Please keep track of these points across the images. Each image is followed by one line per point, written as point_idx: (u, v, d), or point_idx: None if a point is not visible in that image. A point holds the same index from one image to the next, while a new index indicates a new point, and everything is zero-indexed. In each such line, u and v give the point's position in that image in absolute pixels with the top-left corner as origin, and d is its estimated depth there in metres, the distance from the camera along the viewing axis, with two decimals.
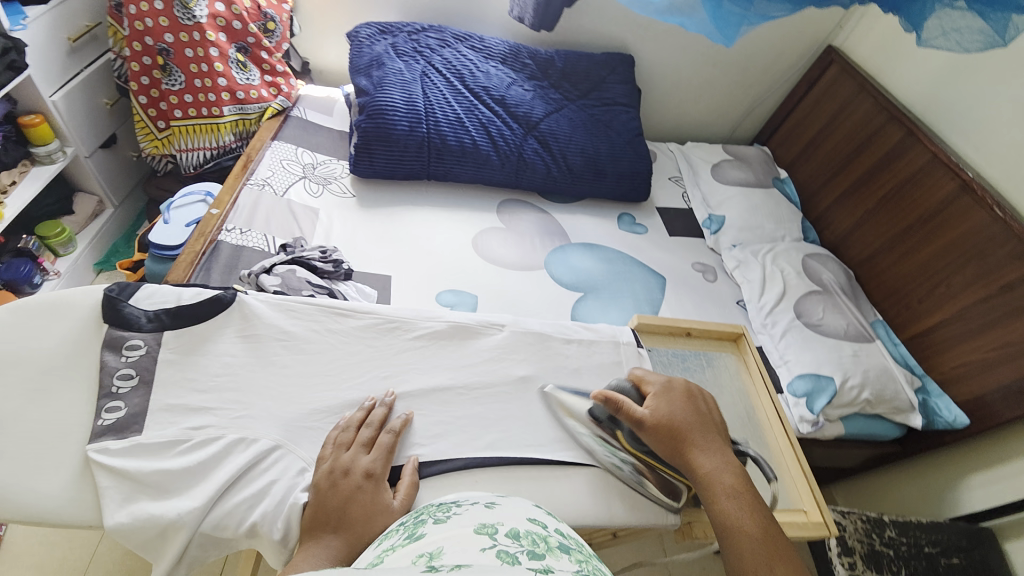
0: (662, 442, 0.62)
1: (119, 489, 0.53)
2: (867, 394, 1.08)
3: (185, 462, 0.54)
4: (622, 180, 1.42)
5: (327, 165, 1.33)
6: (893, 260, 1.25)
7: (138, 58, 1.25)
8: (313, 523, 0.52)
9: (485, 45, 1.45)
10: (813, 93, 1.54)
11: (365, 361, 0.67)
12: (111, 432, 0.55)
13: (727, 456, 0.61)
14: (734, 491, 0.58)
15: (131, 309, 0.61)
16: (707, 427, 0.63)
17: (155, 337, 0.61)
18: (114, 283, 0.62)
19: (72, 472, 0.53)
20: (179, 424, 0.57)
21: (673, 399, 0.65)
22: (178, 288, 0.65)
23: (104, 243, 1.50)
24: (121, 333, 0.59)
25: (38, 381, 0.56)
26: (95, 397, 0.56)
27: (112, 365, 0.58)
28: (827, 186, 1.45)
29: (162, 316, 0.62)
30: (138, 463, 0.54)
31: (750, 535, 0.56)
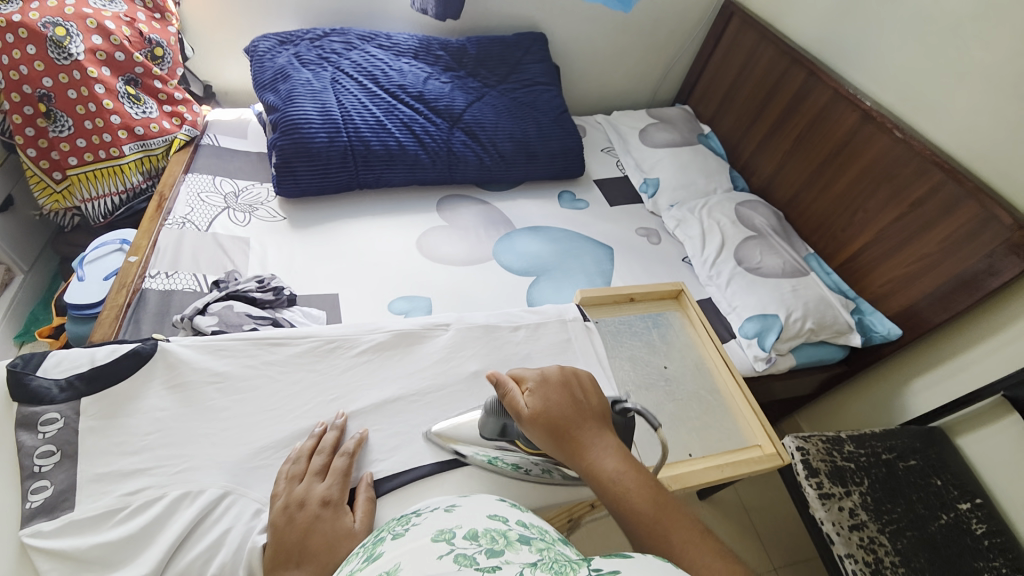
0: (545, 439, 0.57)
1: (60, 572, 0.49)
2: (810, 323, 1.15)
3: (126, 530, 0.51)
4: (555, 159, 1.43)
5: (250, 191, 1.26)
6: (815, 195, 1.32)
7: (18, 109, 1.14)
8: (275, 563, 0.50)
9: (393, 42, 1.41)
10: (720, 48, 1.60)
11: (310, 387, 0.65)
12: (41, 513, 0.51)
13: (610, 437, 0.57)
14: (619, 472, 0.54)
15: (37, 381, 0.56)
16: (586, 411, 0.59)
17: (72, 407, 0.56)
18: (18, 356, 0.57)
19: (7, 564, 0.48)
20: (114, 491, 0.53)
21: (549, 389, 0.60)
22: (91, 348, 0.61)
23: (20, 313, 1.37)
24: (33, 409, 0.55)
25: None
26: (17, 481, 0.52)
27: (30, 445, 0.53)
28: (748, 134, 1.51)
29: (76, 382, 0.57)
30: (74, 541, 0.50)
31: (641, 512, 0.51)
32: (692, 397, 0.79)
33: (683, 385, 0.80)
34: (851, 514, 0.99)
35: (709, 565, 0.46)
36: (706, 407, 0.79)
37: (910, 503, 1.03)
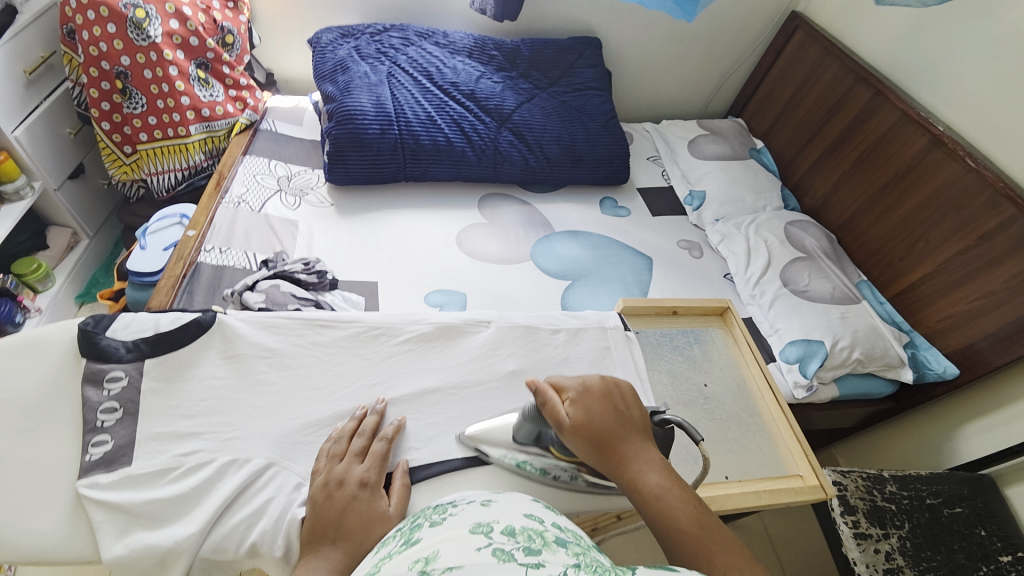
0: (586, 449, 0.57)
1: (114, 522, 0.52)
2: (857, 353, 1.09)
3: (176, 489, 0.54)
4: (600, 165, 1.42)
5: (302, 176, 1.31)
6: (872, 220, 1.26)
7: (96, 84, 1.22)
8: (310, 536, 0.52)
9: (449, 40, 1.44)
10: (781, 61, 1.55)
11: (353, 370, 0.66)
12: (100, 466, 0.54)
13: (653, 452, 0.57)
14: (662, 487, 0.54)
15: (107, 340, 0.60)
16: (629, 423, 0.59)
17: (136, 367, 0.60)
18: (89, 316, 0.61)
19: (65, 510, 0.52)
20: (168, 451, 0.56)
21: (593, 400, 0.59)
22: (156, 314, 0.64)
23: (83, 275, 1.47)
24: (100, 366, 0.58)
25: (21, 423, 0.54)
26: (81, 433, 0.55)
27: (95, 400, 0.57)
28: (803, 153, 1.45)
29: (141, 344, 0.61)
30: (130, 494, 0.53)
31: (685, 531, 0.51)
32: (732, 419, 0.77)
33: (723, 405, 0.78)
34: (887, 558, 0.94)
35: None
36: (746, 430, 0.76)
37: (951, 552, 0.96)
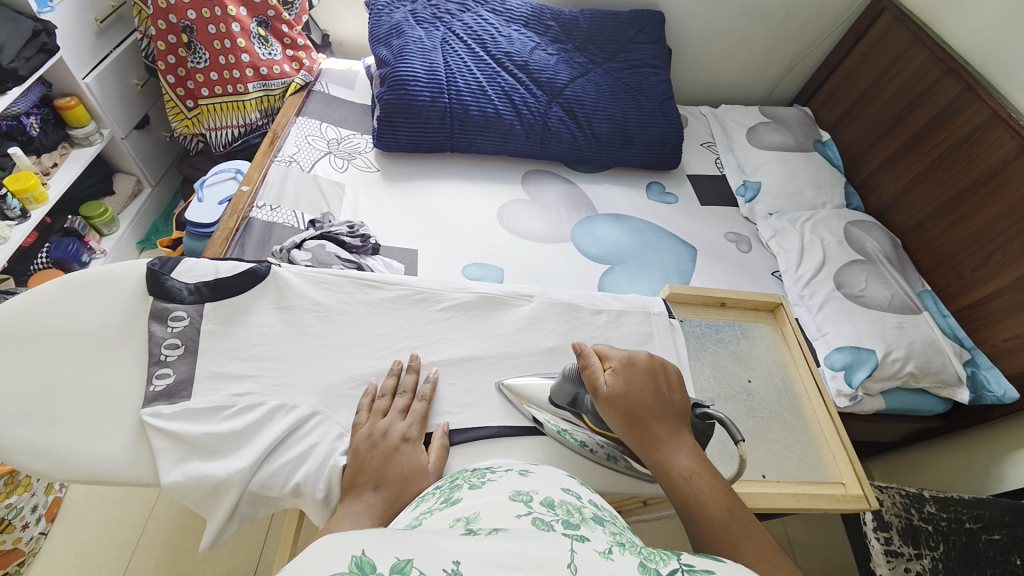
0: (620, 421, 0.56)
1: (173, 450, 0.56)
2: (911, 367, 1.03)
3: (231, 426, 0.57)
4: (651, 147, 1.36)
5: (351, 140, 1.33)
6: (945, 227, 1.16)
7: (164, 37, 1.25)
8: (352, 481, 0.54)
9: (506, 7, 1.40)
10: (862, 46, 1.43)
11: (396, 331, 0.68)
12: (162, 397, 0.58)
13: (687, 437, 0.56)
14: (692, 471, 0.53)
15: (172, 281, 0.63)
16: (667, 404, 0.57)
17: (197, 309, 0.63)
18: (156, 258, 0.64)
19: (129, 434, 0.56)
20: (223, 390, 0.59)
21: (634, 373, 0.58)
22: (216, 262, 0.67)
23: (144, 222, 1.55)
24: (165, 304, 0.62)
25: (92, 351, 0.58)
26: (146, 365, 0.59)
27: (159, 335, 0.60)
28: (874, 148, 1.35)
29: (202, 288, 0.64)
30: (188, 426, 0.56)
31: (712, 516, 0.50)
32: (774, 418, 0.75)
33: (766, 404, 0.76)
34: None
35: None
36: (788, 431, 0.74)
37: None
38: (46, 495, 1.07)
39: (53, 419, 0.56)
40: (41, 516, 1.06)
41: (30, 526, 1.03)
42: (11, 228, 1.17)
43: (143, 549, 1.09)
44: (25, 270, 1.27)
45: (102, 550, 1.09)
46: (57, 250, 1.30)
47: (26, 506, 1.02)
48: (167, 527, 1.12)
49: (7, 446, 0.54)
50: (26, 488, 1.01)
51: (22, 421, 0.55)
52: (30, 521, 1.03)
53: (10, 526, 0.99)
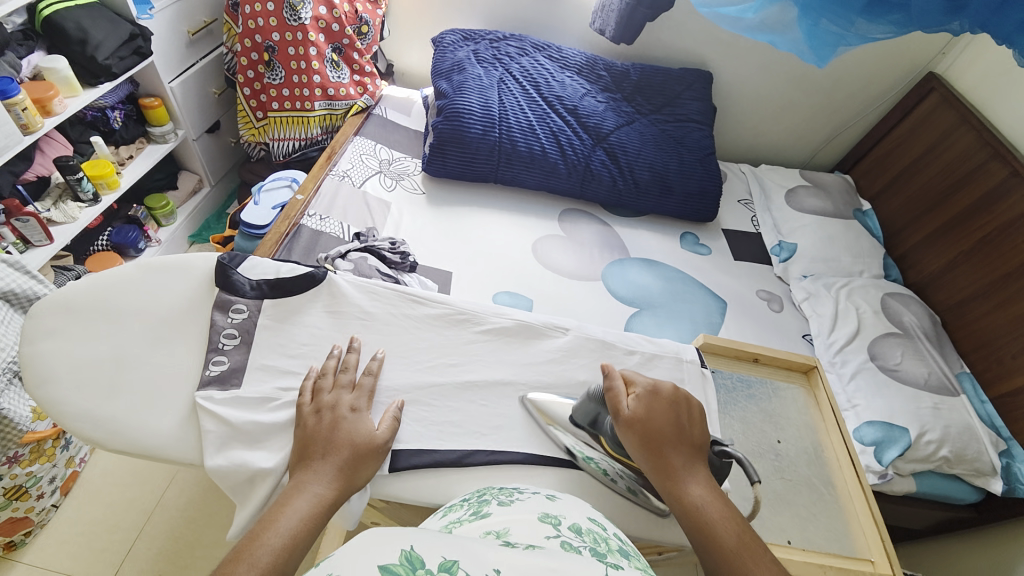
0: (638, 448, 0.58)
1: (218, 434, 0.58)
2: (946, 451, 1.00)
3: (275, 418, 0.59)
4: (689, 198, 1.39)
5: (401, 162, 1.40)
6: (988, 308, 1.14)
7: (247, 54, 1.37)
8: (304, 452, 0.55)
9: (562, 55, 1.48)
10: (908, 122, 1.44)
11: (434, 347, 0.70)
12: (215, 383, 0.61)
13: (702, 470, 0.59)
14: (706, 501, 0.56)
15: (238, 276, 0.67)
16: (685, 435, 0.60)
17: (256, 304, 0.66)
18: (226, 253, 0.69)
19: (180, 415, 0.59)
20: (270, 382, 0.62)
21: (656, 402, 0.61)
22: (277, 262, 0.71)
23: (198, 218, 1.65)
24: (229, 296, 0.65)
25: (158, 331, 0.62)
26: (205, 350, 0.63)
27: (220, 324, 0.64)
28: (917, 223, 1.35)
29: (263, 285, 0.67)
30: (237, 412, 0.59)
31: (723, 543, 0.53)
32: (803, 483, 0.73)
33: (796, 467, 0.75)
34: None
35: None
36: (816, 499, 0.72)
37: None
38: (65, 468, 1.10)
39: (112, 391, 0.59)
40: (58, 488, 1.10)
41: (45, 496, 1.06)
42: (82, 210, 1.25)
43: (146, 536, 1.11)
44: (85, 250, 1.36)
45: (108, 531, 1.11)
46: (118, 235, 1.39)
47: (45, 476, 1.05)
48: (173, 517, 1.13)
49: (67, 411, 0.58)
50: (50, 458, 1.04)
51: (85, 389, 0.59)
52: (47, 491, 1.07)
53: (26, 494, 1.02)
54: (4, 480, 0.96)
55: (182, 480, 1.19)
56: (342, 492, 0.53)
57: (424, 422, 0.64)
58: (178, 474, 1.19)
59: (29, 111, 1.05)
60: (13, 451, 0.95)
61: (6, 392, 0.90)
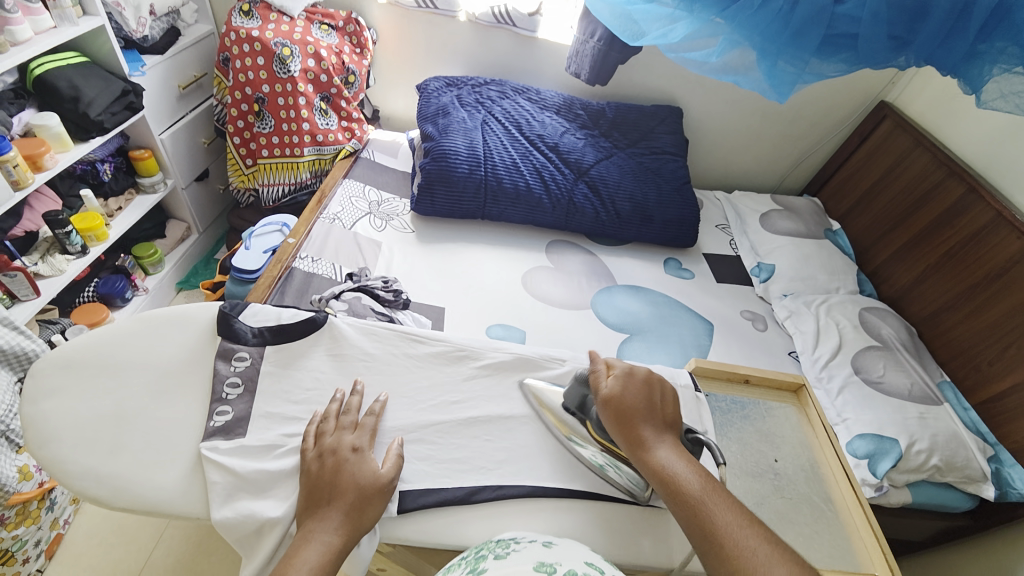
0: (614, 422, 0.63)
1: (224, 485, 0.57)
2: (936, 460, 1.02)
3: (281, 465, 0.59)
4: (669, 225, 1.45)
5: (390, 203, 1.43)
6: (959, 318, 1.19)
7: (237, 105, 1.42)
8: (309, 501, 0.55)
9: (541, 97, 1.56)
10: (866, 147, 1.55)
11: (436, 385, 0.71)
12: (219, 433, 0.60)
13: (671, 438, 0.62)
14: (673, 460, 0.59)
15: (240, 324, 0.68)
16: (657, 410, 0.64)
17: (259, 351, 0.67)
18: (227, 302, 0.70)
19: (185, 468, 0.58)
20: (275, 430, 0.62)
21: (633, 382, 0.65)
22: (277, 308, 0.72)
23: (186, 265, 1.64)
24: (231, 345, 0.66)
25: (160, 384, 0.63)
26: (209, 402, 0.63)
27: (223, 373, 0.64)
28: (884, 240, 1.42)
29: (265, 332, 0.68)
30: (243, 462, 0.59)
31: (690, 492, 0.56)
32: (804, 501, 0.75)
33: (795, 485, 0.76)
34: None
35: (753, 545, 0.51)
36: (818, 516, 0.73)
37: None
38: (49, 530, 1.07)
39: (116, 448, 0.58)
40: (43, 551, 1.06)
41: (30, 560, 1.03)
42: (69, 262, 1.24)
43: None
44: (71, 302, 1.34)
45: None
46: (104, 286, 1.38)
47: (31, 539, 1.02)
48: None
49: (71, 470, 0.56)
50: (35, 520, 1.01)
51: (86, 446, 0.58)
52: (30, 555, 1.03)
53: (13, 559, 0.99)
54: None
55: (171, 537, 1.14)
56: (350, 537, 0.53)
57: (430, 461, 0.64)
58: (167, 531, 1.15)
59: (20, 168, 1.06)
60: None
61: None
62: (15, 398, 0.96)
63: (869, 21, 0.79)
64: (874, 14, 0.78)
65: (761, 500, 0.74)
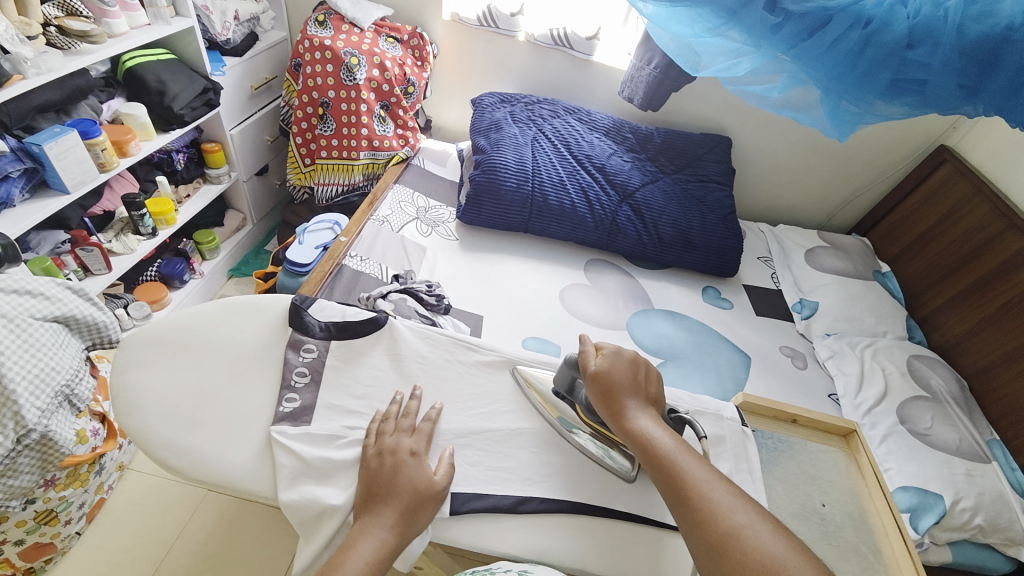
0: (600, 396, 0.65)
1: (291, 469, 0.60)
2: (980, 520, 0.98)
3: (344, 455, 0.62)
4: (711, 254, 1.44)
5: (437, 210, 1.47)
6: (1011, 375, 1.14)
7: (303, 108, 1.50)
8: (368, 495, 0.58)
9: (591, 118, 1.59)
10: (921, 190, 1.51)
11: (488, 394, 0.72)
12: (288, 419, 0.64)
13: (652, 411, 0.65)
14: (651, 427, 0.62)
15: (309, 317, 0.72)
16: (641, 387, 0.67)
17: (325, 344, 0.71)
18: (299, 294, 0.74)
19: (256, 448, 0.62)
20: (338, 421, 0.66)
21: (621, 362, 0.68)
22: (343, 306, 0.76)
23: (238, 254, 1.72)
24: (301, 336, 0.70)
25: (236, 365, 0.67)
26: (279, 387, 0.66)
27: (293, 362, 0.68)
28: (935, 288, 1.38)
29: (331, 327, 0.72)
30: (309, 449, 0.62)
31: (664, 453, 0.59)
32: (851, 549, 0.72)
33: (841, 532, 0.74)
34: None
35: (719, 497, 0.55)
36: (866, 567, 0.71)
37: None
38: (94, 494, 1.13)
39: (194, 422, 0.63)
40: (84, 514, 1.11)
41: (72, 522, 1.08)
42: (139, 242, 1.33)
43: (169, 565, 1.11)
44: (136, 279, 1.44)
45: (129, 560, 1.11)
46: (166, 267, 1.47)
47: (76, 502, 1.07)
48: (192, 549, 1.14)
49: (154, 440, 0.61)
50: (83, 484, 1.07)
51: (168, 419, 0.63)
52: (73, 517, 1.08)
53: (55, 519, 1.04)
54: (39, 503, 0.98)
55: (204, 513, 1.19)
56: (402, 537, 0.56)
57: (477, 466, 0.66)
58: (200, 507, 1.20)
59: (107, 152, 1.12)
60: (52, 474, 0.98)
61: (55, 414, 0.92)
62: (80, 364, 0.99)
63: (939, 69, 0.77)
64: (945, 62, 0.76)
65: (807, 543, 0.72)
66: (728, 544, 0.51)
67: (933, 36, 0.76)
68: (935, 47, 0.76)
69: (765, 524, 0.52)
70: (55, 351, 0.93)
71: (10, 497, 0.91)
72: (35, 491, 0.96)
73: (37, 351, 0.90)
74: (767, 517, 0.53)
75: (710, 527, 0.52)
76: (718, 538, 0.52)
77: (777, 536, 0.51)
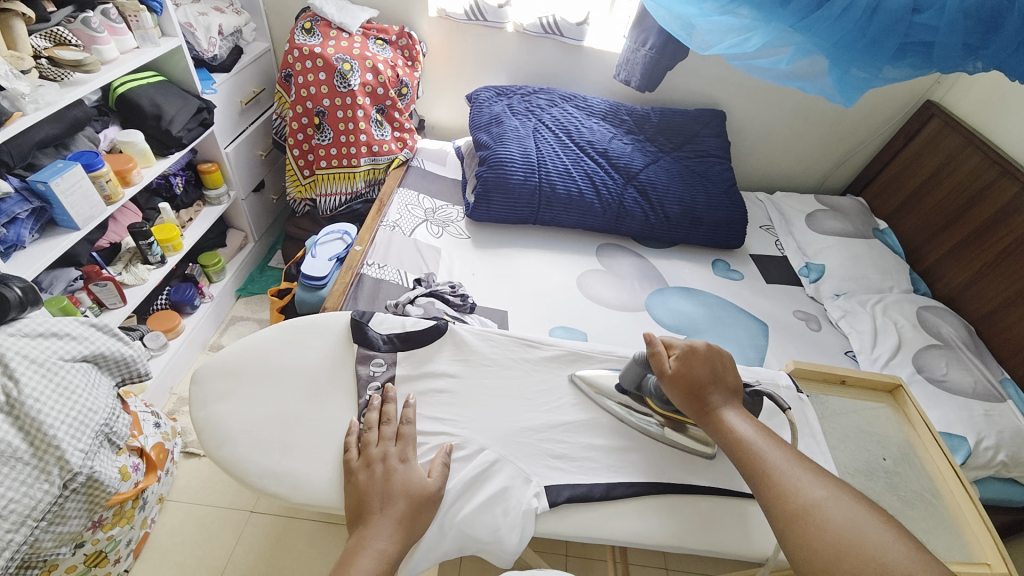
0: (679, 395, 0.67)
1: None
2: (1003, 456, 1.04)
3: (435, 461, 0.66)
4: (717, 228, 1.47)
5: (444, 210, 1.47)
6: (1016, 317, 1.20)
7: (298, 119, 1.48)
8: (363, 508, 0.59)
9: (588, 104, 1.60)
10: (912, 146, 1.55)
11: (556, 386, 0.77)
12: None
13: (734, 402, 0.67)
14: (734, 418, 0.65)
15: (371, 331, 0.77)
16: (719, 380, 0.68)
17: (391, 356, 0.75)
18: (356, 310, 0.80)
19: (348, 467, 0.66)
20: (422, 428, 0.69)
21: (697, 359, 0.69)
22: (400, 317, 0.81)
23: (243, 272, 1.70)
24: (367, 350, 0.75)
25: (313, 388, 0.71)
26: (357, 404, 0.70)
27: (366, 376, 0.73)
28: (934, 240, 1.43)
29: (394, 339, 0.77)
30: None
31: (747, 442, 0.62)
32: (916, 497, 0.77)
33: (907, 482, 0.79)
34: None
35: (802, 478, 0.57)
36: (931, 511, 0.76)
37: None
38: (140, 529, 1.12)
39: (287, 447, 0.67)
40: (131, 551, 1.11)
41: (121, 560, 1.08)
42: (150, 271, 1.30)
43: None
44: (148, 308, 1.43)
45: None
46: (176, 294, 1.44)
47: (123, 539, 1.07)
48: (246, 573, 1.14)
49: (250, 468, 0.65)
50: (128, 520, 1.06)
51: (261, 447, 0.67)
52: (121, 555, 1.08)
53: (106, 559, 1.03)
54: (88, 545, 0.98)
55: (251, 535, 1.20)
56: (403, 544, 0.58)
57: (559, 458, 0.70)
58: (246, 529, 1.21)
59: (112, 182, 1.09)
60: (100, 515, 0.97)
61: (99, 453, 0.91)
62: (115, 402, 0.97)
63: (947, 31, 0.79)
64: (952, 24, 0.78)
65: (875, 496, 0.77)
66: (808, 515, 0.54)
67: (939, 0, 0.79)
68: (943, 10, 0.79)
69: (847, 498, 0.55)
70: (89, 390, 0.90)
71: (60, 543, 0.90)
72: (85, 534, 0.96)
73: (73, 394, 0.87)
74: (851, 492, 0.55)
75: (789, 501, 0.55)
76: (799, 510, 0.54)
77: (862, 508, 0.54)
